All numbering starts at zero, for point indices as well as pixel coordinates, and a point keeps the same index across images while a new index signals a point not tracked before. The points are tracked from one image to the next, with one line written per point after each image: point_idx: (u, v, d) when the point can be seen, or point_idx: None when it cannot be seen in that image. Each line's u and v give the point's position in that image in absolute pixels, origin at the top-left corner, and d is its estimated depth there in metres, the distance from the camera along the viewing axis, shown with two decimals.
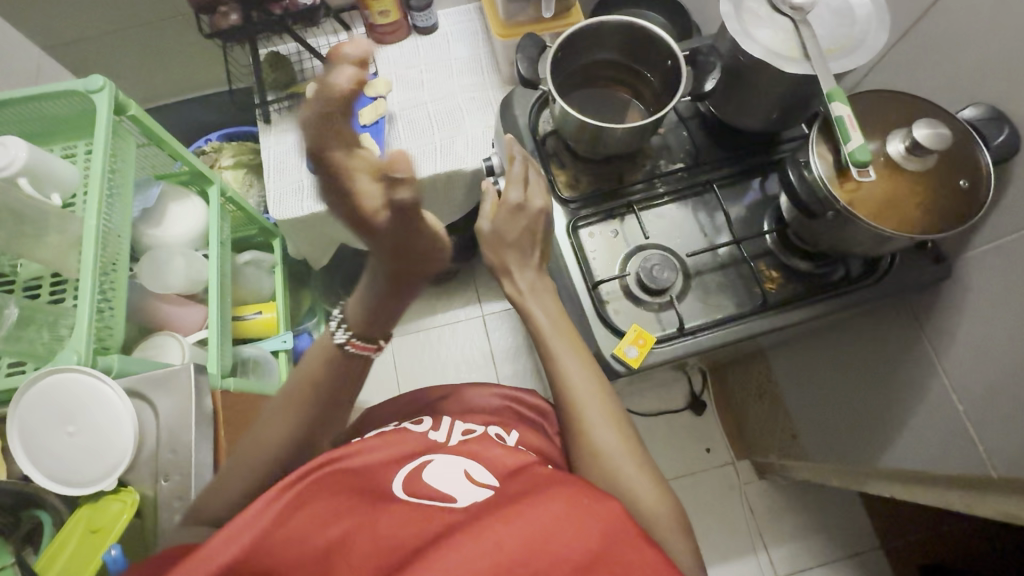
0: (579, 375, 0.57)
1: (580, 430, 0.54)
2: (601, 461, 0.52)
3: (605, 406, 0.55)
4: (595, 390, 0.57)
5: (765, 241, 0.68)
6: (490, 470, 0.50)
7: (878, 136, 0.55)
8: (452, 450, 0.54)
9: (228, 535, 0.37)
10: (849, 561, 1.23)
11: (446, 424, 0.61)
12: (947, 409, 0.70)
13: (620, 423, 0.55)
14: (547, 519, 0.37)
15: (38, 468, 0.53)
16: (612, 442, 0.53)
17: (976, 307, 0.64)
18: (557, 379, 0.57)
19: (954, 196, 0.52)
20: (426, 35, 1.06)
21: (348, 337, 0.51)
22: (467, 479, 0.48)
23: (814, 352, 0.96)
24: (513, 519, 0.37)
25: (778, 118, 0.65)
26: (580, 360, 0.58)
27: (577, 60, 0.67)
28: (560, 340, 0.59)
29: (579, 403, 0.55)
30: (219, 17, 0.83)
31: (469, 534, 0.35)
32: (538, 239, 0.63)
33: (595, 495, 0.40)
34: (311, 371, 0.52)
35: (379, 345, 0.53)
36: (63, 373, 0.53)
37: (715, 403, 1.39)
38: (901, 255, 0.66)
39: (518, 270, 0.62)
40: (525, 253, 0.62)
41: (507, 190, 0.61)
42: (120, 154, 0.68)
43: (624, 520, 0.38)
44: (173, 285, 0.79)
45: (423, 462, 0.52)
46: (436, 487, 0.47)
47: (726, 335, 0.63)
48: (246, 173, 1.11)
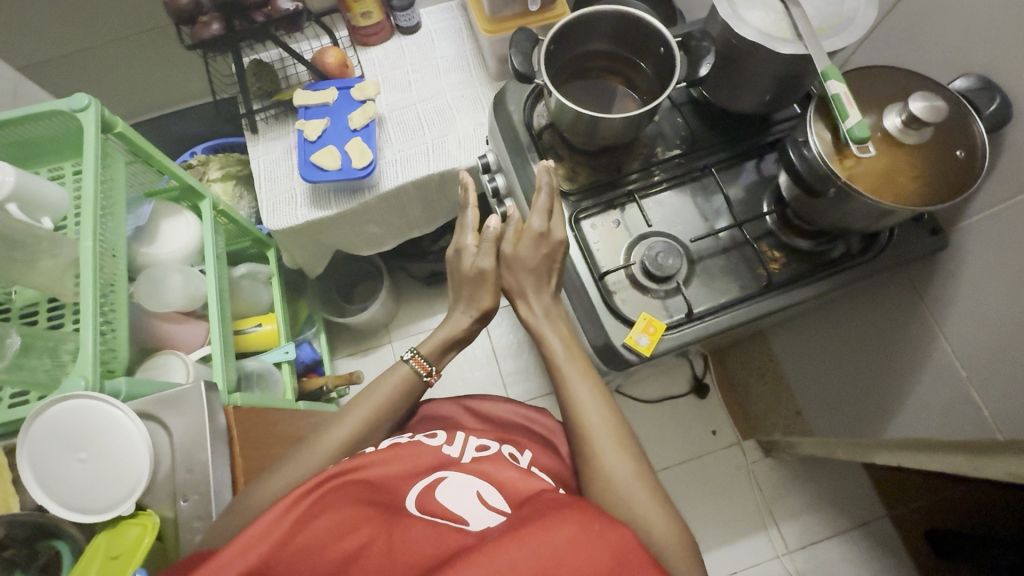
0: (589, 400, 0.59)
1: (592, 453, 0.56)
2: (611, 485, 0.53)
3: (614, 431, 0.57)
4: (606, 414, 0.59)
5: (766, 223, 0.69)
6: (503, 494, 0.50)
7: (874, 111, 0.55)
8: (464, 468, 0.54)
9: (242, 547, 0.40)
10: (858, 531, 1.25)
11: (461, 439, 0.61)
12: (950, 376, 0.71)
13: (630, 448, 0.56)
14: (559, 543, 0.38)
15: (46, 495, 0.51)
16: (623, 465, 0.54)
17: (972, 276, 0.66)
18: (568, 402, 0.60)
19: (951, 168, 0.53)
20: (411, 35, 1.06)
21: (413, 355, 0.69)
22: (479, 502, 0.49)
23: (815, 329, 0.97)
24: (527, 540, 0.38)
25: (771, 100, 0.66)
26: (589, 384, 0.61)
27: (569, 52, 0.67)
28: (572, 365, 0.63)
29: (590, 425, 0.58)
30: (200, 27, 0.81)
31: (484, 555, 0.36)
32: (556, 267, 0.66)
33: (606, 520, 0.40)
34: (387, 390, 0.66)
35: (431, 372, 0.70)
36: (80, 398, 0.51)
37: (718, 385, 1.41)
38: (900, 229, 0.66)
39: (536, 293, 0.66)
40: (541, 281, 0.66)
41: (529, 219, 0.64)
42: (111, 173, 0.67)
43: (636, 549, 0.39)
44: (172, 303, 0.78)
45: (436, 479, 0.52)
46: (448, 507, 0.48)
47: (735, 318, 0.64)
48: (236, 184, 1.09)
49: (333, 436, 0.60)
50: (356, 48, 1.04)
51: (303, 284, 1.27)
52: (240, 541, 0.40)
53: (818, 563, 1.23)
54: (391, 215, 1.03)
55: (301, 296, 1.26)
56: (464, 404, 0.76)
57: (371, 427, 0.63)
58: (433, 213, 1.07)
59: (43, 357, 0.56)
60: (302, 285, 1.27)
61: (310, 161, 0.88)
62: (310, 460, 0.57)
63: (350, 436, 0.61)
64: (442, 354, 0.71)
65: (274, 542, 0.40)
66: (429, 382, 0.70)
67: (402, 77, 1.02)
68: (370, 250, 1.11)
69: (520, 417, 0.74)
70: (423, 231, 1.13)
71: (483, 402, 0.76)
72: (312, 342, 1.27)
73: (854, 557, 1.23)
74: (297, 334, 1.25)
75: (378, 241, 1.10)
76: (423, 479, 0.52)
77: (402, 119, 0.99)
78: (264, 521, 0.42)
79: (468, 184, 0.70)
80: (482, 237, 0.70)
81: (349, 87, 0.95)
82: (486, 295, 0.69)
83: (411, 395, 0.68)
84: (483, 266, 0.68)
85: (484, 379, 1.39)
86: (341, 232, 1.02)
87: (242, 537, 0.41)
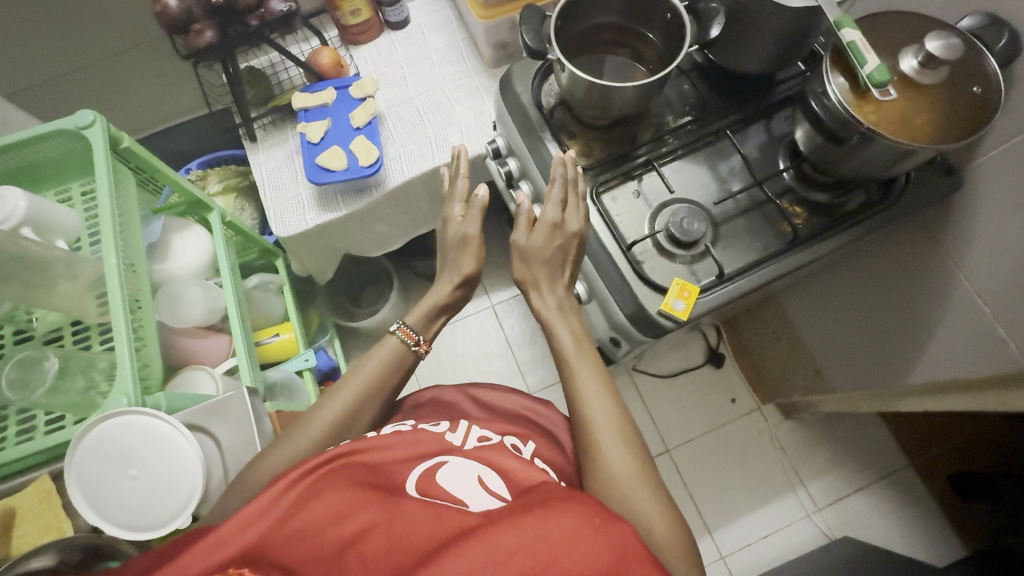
0: (596, 397, 0.61)
1: (594, 451, 0.57)
2: (615, 483, 0.54)
3: (617, 428, 0.58)
4: (613, 410, 0.60)
5: (784, 180, 0.70)
6: (503, 480, 0.51)
7: (888, 55, 0.56)
8: (466, 454, 0.55)
9: (241, 522, 0.41)
10: (883, 482, 1.27)
11: (464, 427, 0.62)
12: (972, 314, 0.73)
13: (633, 445, 0.57)
14: (560, 535, 0.38)
15: (91, 512, 0.49)
16: (626, 463, 0.55)
17: (989, 215, 0.67)
18: (575, 398, 0.62)
19: (968, 102, 0.54)
20: (400, 30, 1.05)
21: (398, 325, 0.68)
22: (479, 486, 0.50)
23: (830, 284, 0.99)
24: (526, 530, 0.38)
25: (778, 59, 0.66)
26: (597, 379, 0.62)
27: (577, 25, 0.67)
28: (581, 360, 0.64)
29: (595, 421, 0.59)
30: (194, 35, 0.79)
31: (482, 541, 0.37)
32: (569, 261, 0.68)
33: (607, 514, 0.41)
34: (378, 367, 0.65)
35: (418, 342, 0.68)
36: (141, 415, 0.51)
37: (733, 354, 1.42)
38: (915, 173, 0.67)
39: (550, 286, 0.68)
40: (554, 272, 0.68)
41: (542, 211, 0.66)
42: (122, 190, 0.65)
43: (636, 547, 0.39)
44: (192, 318, 0.77)
45: (437, 463, 0.53)
46: (448, 489, 0.49)
47: (765, 275, 0.64)
48: (236, 197, 1.08)
49: (327, 411, 0.60)
50: (346, 47, 1.03)
51: (312, 292, 1.26)
52: (236, 517, 0.41)
53: (849, 517, 1.25)
54: (398, 212, 1.02)
55: (311, 304, 1.26)
56: (468, 393, 0.76)
57: (364, 401, 0.63)
58: (439, 207, 1.07)
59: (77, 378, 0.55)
60: (311, 293, 1.26)
61: (315, 163, 0.87)
62: (305, 434, 0.57)
63: (344, 409, 0.61)
64: (428, 324, 0.71)
65: (271, 521, 0.41)
66: (419, 353, 0.69)
67: (397, 73, 1.02)
68: (379, 250, 1.10)
69: (524, 409, 0.74)
70: (430, 227, 1.12)
71: (486, 391, 0.76)
72: (327, 349, 1.25)
73: (884, 508, 1.25)
74: (312, 342, 1.23)
75: (387, 240, 1.09)
76: (423, 463, 0.53)
77: (401, 115, 0.98)
78: (263, 497, 0.43)
79: (461, 150, 0.75)
80: (469, 205, 0.72)
81: (346, 86, 0.94)
82: (467, 259, 0.71)
83: (402, 367, 0.67)
84: (467, 231, 0.71)
85: (501, 371, 1.39)
86: (352, 234, 1.01)
87: (242, 510, 0.42)
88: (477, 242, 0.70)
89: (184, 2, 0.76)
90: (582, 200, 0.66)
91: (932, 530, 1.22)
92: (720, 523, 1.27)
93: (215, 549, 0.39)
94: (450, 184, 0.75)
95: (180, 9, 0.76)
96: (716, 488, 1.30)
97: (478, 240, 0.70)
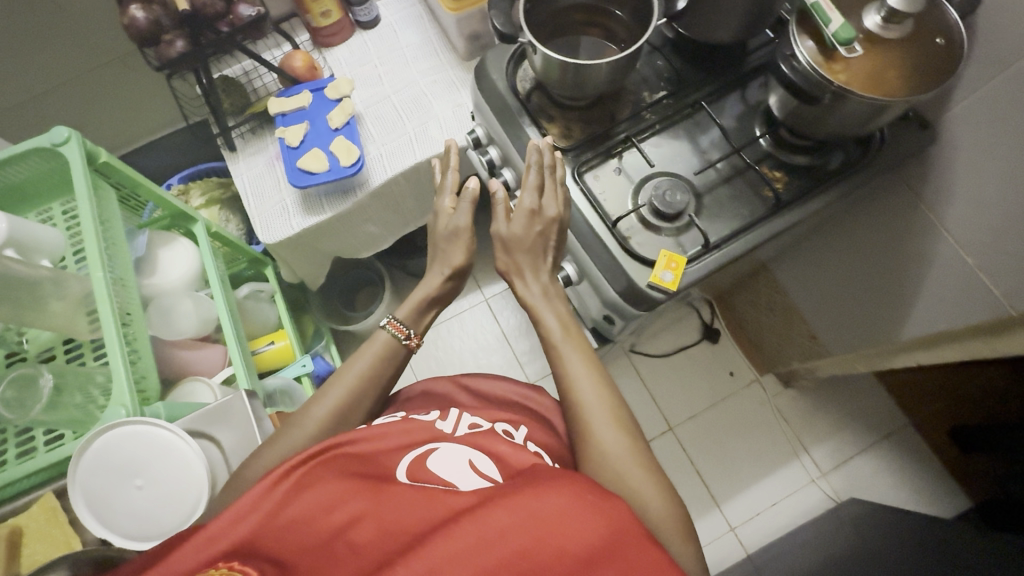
0: (586, 378, 0.61)
1: (586, 433, 0.57)
2: (609, 464, 0.54)
3: (608, 408, 0.59)
4: (604, 392, 0.60)
5: (762, 146, 0.70)
6: (495, 463, 0.51)
7: (854, 12, 0.57)
8: (456, 440, 0.56)
9: (232, 518, 0.41)
10: (885, 442, 1.29)
11: (454, 415, 0.63)
12: (958, 265, 0.74)
13: (626, 426, 0.58)
14: (553, 513, 0.38)
15: (98, 522, 0.49)
16: (619, 445, 0.56)
17: (966, 164, 0.68)
18: (566, 383, 0.62)
19: (933, 54, 0.55)
20: (372, 30, 1.05)
21: (388, 319, 0.68)
22: (471, 469, 0.50)
23: (817, 249, 1.00)
24: (519, 509, 0.38)
25: (750, 26, 0.67)
26: (586, 363, 0.62)
27: (548, 8, 0.68)
28: (570, 344, 0.64)
29: (586, 405, 0.59)
30: (165, 46, 0.79)
31: (474, 522, 0.37)
32: (551, 245, 0.68)
33: (601, 492, 0.41)
34: (371, 360, 0.65)
35: (409, 335, 0.68)
36: (140, 424, 0.51)
37: (728, 328, 1.43)
38: (890, 129, 0.68)
39: (533, 274, 0.68)
40: (537, 259, 0.68)
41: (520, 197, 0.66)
42: (104, 207, 0.65)
43: (628, 519, 0.40)
44: (186, 329, 0.77)
45: (428, 450, 0.54)
46: (438, 473, 0.49)
47: (749, 241, 0.65)
48: (220, 208, 1.08)
49: (322, 404, 0.60)
50: (320, 50, 1.03)
51: (305, 299, 1.26)
52: (226, 513, 0.42)
53: (853, 479, 1.27)
54: (384, 211, 1.02)
55: (305, 312, 1.25)
56: (460, 382, 0.77)
57: (359, 394, 0.63)
58: (425, 203, 1.07)
59: (74, 394, 0.55)
60: (304, 300, 1.26)
61: (297, 167, 0.88)
62: (300, 431, 0.57)
63: (336, 404, 0.61)
64: (420, 318, 0.71)
65: (262, 515, 0.41)
66: (410, 347, 0.69)
67: (372, 72, 1.01)
68: (369, 251, 1.10)
69: (516, 395, 0.75)
70: (418, 224, 1.12)
71: (477, 378, 0.77)
72: (324, 355, 1.24)
73: (887, 467, 1.27)
74: (308, 349, 1.22)
75: (376, 240, 1.09)
76: (415, 450, 0.53)
77: (379, 113, 0.98)
78: (254, 492, 0.43)
79: (450, 146, 0.73)
80: (460, 199, 0.72)
81: (321, 87, 0.94)
82: (457, 252, 0.71)
83: (395, 361, 0.67)
84: (458, 224, 0.71)
85: (501, 363, 1.40)
86: (340, 236, 1.01)
87: (233, 507, 0.42)
88: (468, 235, 0.71)
89: (152, 13, 0.76)
90: (559, 183, 0.67)
91: (936, 484, 1.24)
92: (729, 496, 1.28)
93: (209, 543, 0.39)
94: (441, 178, 0.75)
95: (148, 20, 0.76)
96: (722, 462, 1.31)
97: (470, 232, 0.71)
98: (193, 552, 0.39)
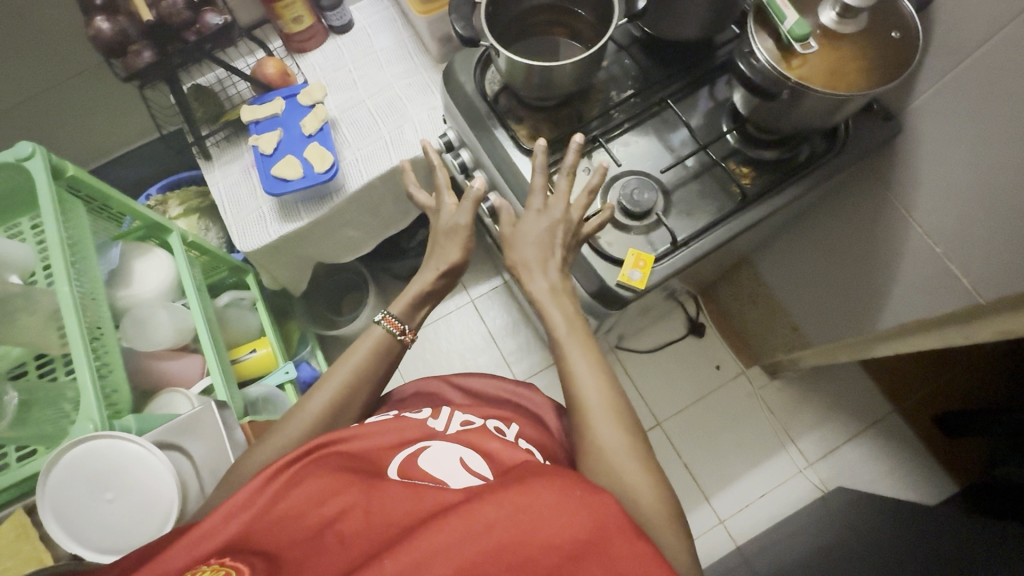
0: (589, 376, 0.57)
1: (586, 433, 0.55)
2: (608, 463, 0.52)
3: (611, 406, 0.56)
4: (605, 388, 0.57)
5: (729, 143, 0.71)
6: (486, 460, 0.51)
7: (809, 10, 0.58)
8: (447, 438, 0.56)
9: (227, 514, 0.42)
10: (870, 430, 1.30)
11: (446, 414, 0.62)
12: (928, 256, 0.75)
13: (626, 422, 0.55)
14: (541, 507, 0.38)
15: (71, 538, 0.50)
16: (619, 443, 0.53)
17: (931, 155, 0.69)
18: (567, 377, 0.58)
19: (889, 47, 0.55)
20: (345, 34, 1.05)
21: (382, 315, 0.67)
22: (461, 467, 0.50)
23: (796, 241, 1.00)
24: (505, 503, 0.38)
25: (713, 23, 0.67)
26: (590, 358, 0.59)
27: (511, 11, 0.68)
28: (574, 339, 0.60)
29: (587, 402, 0.56)
30: (132, 57, 0.78)
31: (462, 517, 0.37)
32: (560, 242, 0.62)
33: (590, 487, 0.41)
34: (365, 354, 0.65)
35: (404, 331, 0.68)
36: (104, 440, 0.51)
37: (713, 321, 1.44)
38: (854, 122, 0.69)
39: (542, 269, 0.61)
40: (545, 253, 0.62)
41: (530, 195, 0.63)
42: (71, 220, 0.65)
43: (615, 513, 0.40)
44: (162, 340, 0.76)
45: (418, 449, 0.53)
46: (429, 471, 0.50)
47: (718, 237, 0.65)
48: (199, 217, 1.07)
49: (316, 400, 0.61)
50: (293, 56, 1.03)
51: (289, 305, 1.26)
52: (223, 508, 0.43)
53: (840, 468, 1.28)
54: (364, 215, 1.02)
55: (290, 317, 1.25)
56: (452, 381, 0.78)
57: (352, 389, 0.63)
58: (405, 206, 1.08)
59: (46, 410, 0.55)
60: (289, 306, 1.26)
61: (271, 174, 0.87)
62: (294, 427, 0.59)
63: (330, 400, 0.62)
64: (414, 314, 0.70)
65: (255, 509, 0.42)
66: (406, 342, 0.69)
67: (346, 77, 1.01)
68: (350, 256, 1.10)
69: (504, 394, 0.76)
70: (399, 227, 1.12)
71: (470, 378, 0.78)
72: (311, 361, 1.25)
73: (873, 455, 1.28)
74: (294, 355, 1.22)
75: (357, 245, 1.09)
76: (407, 448, 0.54)
77: (354, 118, 0.98)
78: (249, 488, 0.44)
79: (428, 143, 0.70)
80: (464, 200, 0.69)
81: (295, 94, 0.94)
82: (455, 248, 0.69)
83: (388, 358, 0.67)
84: (459, 221, 0.68)
85: (488, 363, 1.40)
86: (319, 242, 1.01)
87: (228, 503, 0.43)
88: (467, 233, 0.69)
89: (118, 24, 0.76)
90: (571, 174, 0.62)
91: (921, 470, 1.25)
92: (717, 489, 1.29)
93: (205, 539, 0.41)
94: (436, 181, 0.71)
95: (114, 31, 0.76)
96: (710, 455, 1.32)
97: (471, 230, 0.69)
98: (189, 546, 0.40)
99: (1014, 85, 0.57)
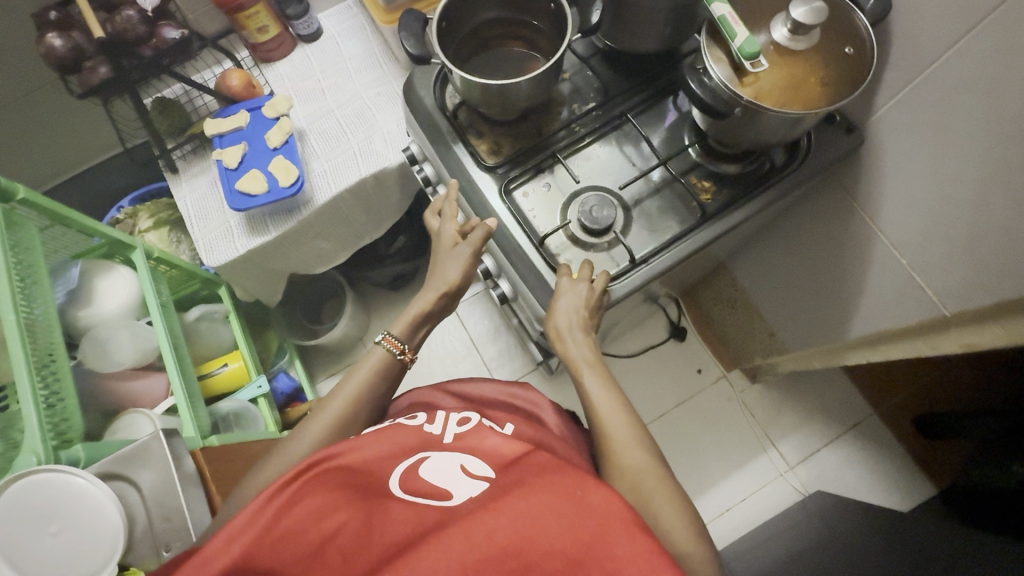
0: (608, 404, 0.58)
1: (610, 458, 0.54)
2: (634, 487, 0.51)
3: (635, 433, 0.55)
4: (628, 419, 0.56)
5: (690, 156, 0.70)
6: (487, 461, 0.48)
7: (762, 26, 0.57)
8: (448, 447, 0.51)
9: (228, 536, 0.39)
10: (850, 433, 1.30)
11: (441, 417, 0.58)
12: (894, 265, 0.74)
13: (652, 450, 0.54)
14: (542, 510, 0.38)
15: (13, 570, 0.50)
16: (646, 468, 0.52)
17: (893, 167, 0.68)
18: (590, 409, 0.58)
19: (843, 63, 0.54)
20: (314, 42, 1.03)
21: (384, 335, 0.67)
22: (462, 473, 0.46)
23: (770, 248, 0.99)
24: (505, 510, 0.38)
25: (672, 34, 0.66)
26: (611, 391, 0.59)
27: (465, 25, 0.67)
28: (594, 373, 0.61)
29: (612, 429, 0.55)
30: (87, 73, 0.78)
31: (462, 526, 0.37)
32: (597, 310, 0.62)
33: (589, 484, 0.40)
34: (365, 376, 0.65)
35: (404, 351, 0.68)
36: (51, 473, 0.52)
37: (694, 325, 1.44)
38: (817, 133, 0.68)
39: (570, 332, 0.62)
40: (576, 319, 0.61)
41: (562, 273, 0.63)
42: (20, 244, 0.65)
43: (619, 508, 0.39)
44: (124, 360, 0.76)
45: (418, 460, 0.49)
46: (433, 482, 0.46)
47: (677, 253, 0.65)
48: (169, 229, 1.05)
49: (314, 426, 0.60)
50: (260, 66, 1.01)
51: (266, 315, 1.25)
52: (221, 533, 0.39)
53: (820, 472, 1.28)
54: (335, 227, 1.01)
55: (268, 328, 1.25)
56: (445, 388, 0.73)
57: (354, 413, 0.62)
58: (378, 217, 1.07)
59: None
60: (266, 317, 1.25)
61: (235, 189, 0.86)
62: (299, 445, 0.59)
63: (330, 425, 0.61)
64: (414, 333, 0.70)
65: (257, 531, 0.39)
66: (405, 361, 0.69)
67: (315, 86, 1.00)
68: (324, 266, 1.09)
69: (502, 395, 0.71)
70: (373, 237, 1.11)
71: (463, 384, 0.74)
72: (289, 371, 1.25)
73: (853, 458, 1.28)
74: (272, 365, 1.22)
75: (330, 256, 1.08)
76: (406, 460, 0.49)
77: (323, 128, 0.97)
78: (247, 510, 0.41)
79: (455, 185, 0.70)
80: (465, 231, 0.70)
81: (259, 106, 0.93)
82: (454, 268, 0.69)
83: (391, 377, 0.67)
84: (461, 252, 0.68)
85: (469, 370, 1.39)
86: (290, 254, 1.00)
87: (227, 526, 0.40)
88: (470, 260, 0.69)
89: (72, 40, 0.76)
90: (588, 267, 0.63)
91: (900, 473, 1.25)
92: (699, 493, 1.29)
93: (203, 566, 0.37)
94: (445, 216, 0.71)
95: (67, 48, 0.75)
96: (689, 459, 1.32)
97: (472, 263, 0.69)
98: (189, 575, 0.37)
99: (970, 99, 0.57)
